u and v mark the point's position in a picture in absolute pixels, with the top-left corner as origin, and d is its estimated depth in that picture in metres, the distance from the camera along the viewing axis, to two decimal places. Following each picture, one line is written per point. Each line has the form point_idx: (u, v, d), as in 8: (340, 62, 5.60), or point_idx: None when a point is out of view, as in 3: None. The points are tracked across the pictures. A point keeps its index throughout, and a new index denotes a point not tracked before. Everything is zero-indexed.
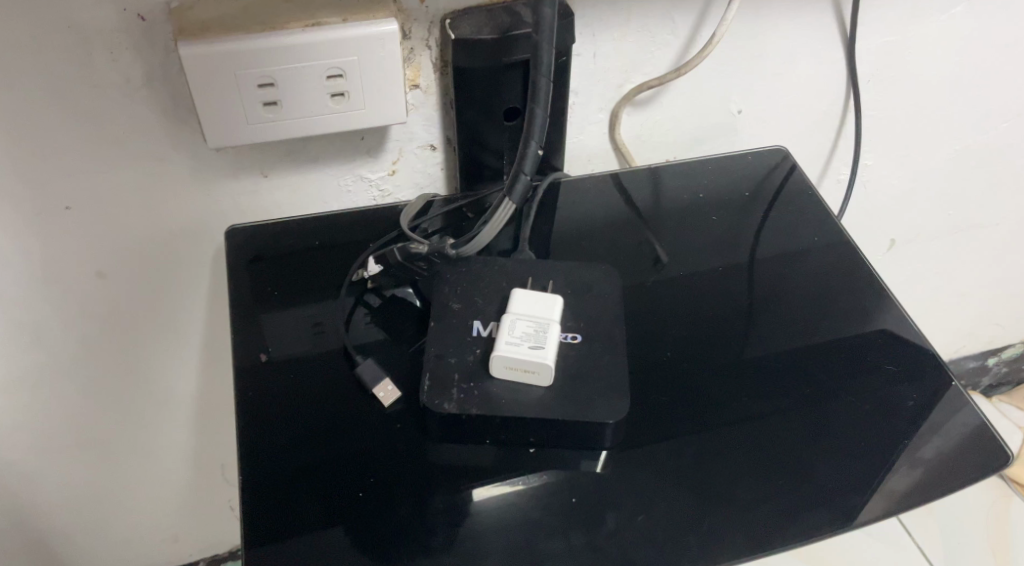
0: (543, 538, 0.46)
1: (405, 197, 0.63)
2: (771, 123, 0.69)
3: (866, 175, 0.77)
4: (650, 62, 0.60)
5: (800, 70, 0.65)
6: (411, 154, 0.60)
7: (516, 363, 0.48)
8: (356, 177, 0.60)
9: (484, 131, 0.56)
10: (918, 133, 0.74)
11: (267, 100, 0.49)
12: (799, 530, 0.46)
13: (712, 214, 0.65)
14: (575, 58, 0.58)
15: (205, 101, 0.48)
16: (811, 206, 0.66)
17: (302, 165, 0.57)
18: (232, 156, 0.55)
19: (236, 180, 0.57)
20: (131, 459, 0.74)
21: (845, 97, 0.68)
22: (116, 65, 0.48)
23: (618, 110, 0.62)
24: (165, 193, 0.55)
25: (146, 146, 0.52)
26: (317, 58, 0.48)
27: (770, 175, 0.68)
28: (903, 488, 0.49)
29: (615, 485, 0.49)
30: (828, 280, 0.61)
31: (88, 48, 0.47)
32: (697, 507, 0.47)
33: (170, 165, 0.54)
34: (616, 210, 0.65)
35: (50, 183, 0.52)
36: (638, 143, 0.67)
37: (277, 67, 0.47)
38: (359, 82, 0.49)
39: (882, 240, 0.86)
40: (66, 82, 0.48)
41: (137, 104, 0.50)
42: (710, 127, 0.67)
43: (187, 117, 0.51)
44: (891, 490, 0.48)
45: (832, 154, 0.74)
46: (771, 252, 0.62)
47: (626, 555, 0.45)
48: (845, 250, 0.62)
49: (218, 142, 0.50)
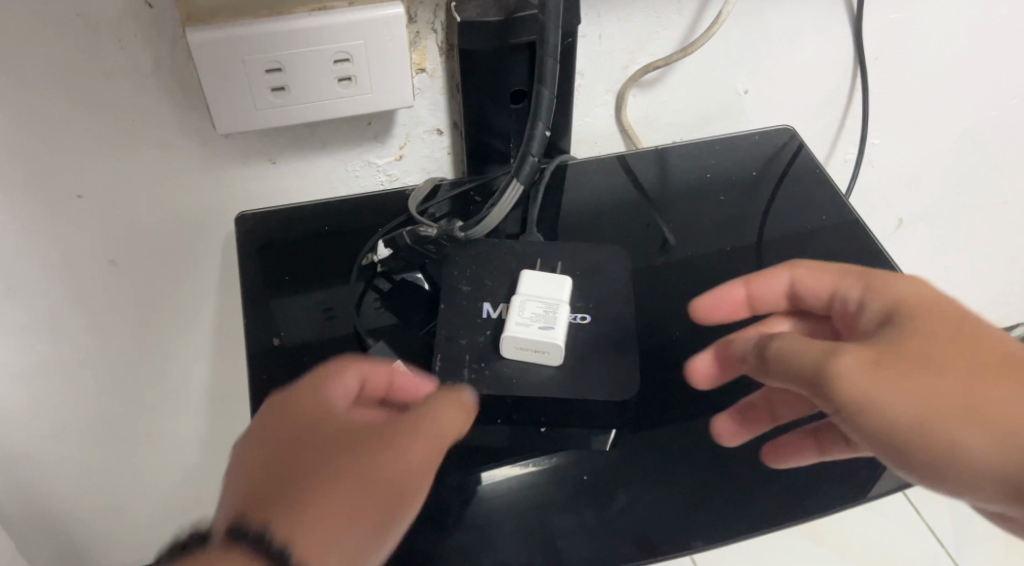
0: (556, 515, 0.47)
1: (412, 181, 0.63)
2: (779, 102, 0.69)
3: (874, 155, 0.77)
4: (656, 43, 0.60)
5: (807, 48, 0.65)
6: (418, 138, 0.60)
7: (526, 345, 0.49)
8: (364, 162, 0.60)
9: (491, 114, 0.56)
10: (927, 110, 0.73)
11: (275, 86, 0.49)
12: (807, 505, 0.47)
13: (719, 195, 0.65)
14: (580, 40, 0.58)
15: (214, 88, 0.48)
16: (819, 185, 0.66)
17: (310, 150, 0.58)
18: (241, 142, 0.55)
19: (245, 166, 0.57)
20: (149, 445, 0.75)
21: (852, 75, 0.68)
22: (124, 53, 0.48)
23: (624, 91, 0.62)
24: (175, 180, 0.56)
25: (156, 133, 0.53)
26: (324, 43, 0.48)
27: (777, 155, 0.68)
28: None
29: (627, 462, 0.49)
30: (836, 258, 0.60)
31: (97, 35, 0.47)
32: (707, 483, 0.48)
33: (180, 152, 0.54)
34: (623, 192, 0.65)
35: (61, 172, 0.52)
36: (645, 124, 0.67)
37: (285, 53, 0.47)
38: (366, 66, 0.49)
39: (891, 218, 0.86)
40: (76, 70, 0.48)
41: (147, 91, 0.50)
42: (718, 108, 0.67)
43: (195, 104, 0.52)
44: None
45: (839, 134, 0.73)
46: (779, 232, 0.62)
47: (637, 530, 0.46)
48: (852, 229, 0.62)
49: (227, 128, 0.50)
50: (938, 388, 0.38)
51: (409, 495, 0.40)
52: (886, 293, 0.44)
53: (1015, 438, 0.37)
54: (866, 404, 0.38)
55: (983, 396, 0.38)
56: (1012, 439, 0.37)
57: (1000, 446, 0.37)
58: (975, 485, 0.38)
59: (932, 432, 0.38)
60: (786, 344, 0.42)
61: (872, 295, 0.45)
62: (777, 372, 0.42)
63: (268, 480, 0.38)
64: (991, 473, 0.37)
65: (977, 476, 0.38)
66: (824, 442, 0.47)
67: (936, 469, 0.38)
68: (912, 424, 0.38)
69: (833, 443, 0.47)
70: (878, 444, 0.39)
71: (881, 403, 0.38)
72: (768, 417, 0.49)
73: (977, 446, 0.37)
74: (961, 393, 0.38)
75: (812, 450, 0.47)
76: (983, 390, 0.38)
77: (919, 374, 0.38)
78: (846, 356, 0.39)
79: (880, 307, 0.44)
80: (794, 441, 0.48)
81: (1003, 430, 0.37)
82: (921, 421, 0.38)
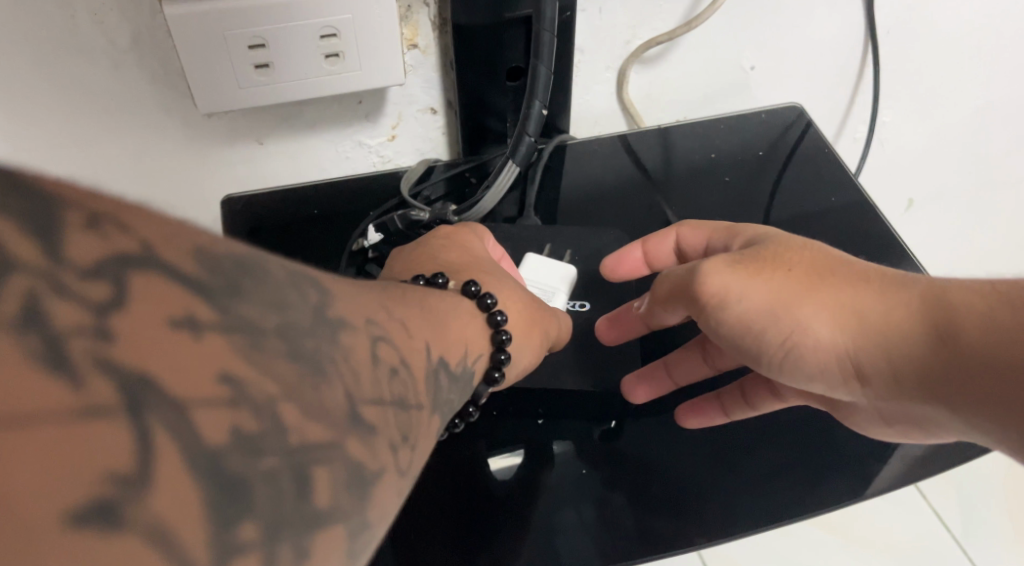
0: (555, 509, 0.45)
1: (405, 162, 0.61)
2: (786, 79, 0.66)
3: (883, 134, 0.74)
4: (659, 17, 0.57)
5: (817, 21, 0.62)
6: (411, 118, 0.57)
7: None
8: (355, 143, 0.58)
9: (486, 92, 0.54)
10: (939, 87, 0.71)
11: (259, 62, 0.46)
12: (816, 500, 0.46)
13: (725, 176, 0.63)
14: (579, 14, 0.55)
15: (194, 65, 0.45)
16: (827, 164, 0.64)
17: (299, 131, 0.55)
18: (227, 123, 0.53)
19: (232, 147, 0.55)
20: None
21: (863, 50, 0.65)
22: (100, 27, 0.46)
23: (626, 68, 0.60)
24: (158, 162, 0.54)
25: (136, 113, 0.50)
26: (309, 17, 0.45)
27: (785, 133, 0.65)
28: (920, 454, 0.48)
29: (628, 455, 0.47)
30: (845, 242, 0.58)
31: (70, 9, 0.44)
32: (710, 477, 0.47)
33: (163, 132, 0.52)
34: (625, 173, 0.63)
35: (40, 152, 0.51)
36: (647, 102, 0.64)
37: (268, 27, 0.45)
38: (354, 41, 0.47)
39: (899, 200, 0.83)
40: (52, 45, 0.46)
41: (125, 69, 0.48)
42: (723, 85, 0.65)
43: (177, 81, 0.49)
44: (909, 455, 0.48)
45: (848, 112, 0.71)
46: (785, 214, 0.60)
47: (639, 526, 0.45)
48: (862, 211, 0.60)
49: (209, 107, 0.48)
50: (790, 284, 0.41)
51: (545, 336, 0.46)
52: (745, 232, 0.46)
53: (860, 317, 0.39)
54: (723, 295, 0.42)
55: (828, 287, 0.40)
56: (855, 319, 0.39)
57: (844, 328, 0.39)
58: (825, 363, 0.41)
59: (785, 322, 0.41)
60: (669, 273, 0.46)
61: (731, 237, 0.47)
62: (664, 300, 0.46)
63: (444, 253, 0.46)
64: (837, 350, 0.40)
65: (827, 355, 0.40)
66: (726, 402, 0.48)
67: (790, 356, 0.42)
68: (764, 313, 0.41)
69: (734, 404, 0.48)
70: (790, 370, 0.42)
71: (736, 297, 0.42)
72: (665, 378, 0.49)
73: (823, 327, 0.40)
74: (810, 285, 0.41)
75: (714, 412, 0.48)
76: (829, 280, 0.40)
77: (771, 272, 0.41)
78: (707, 267, 0.43)
79: (740, 240, 0.46)
80: (698, 404, 0.48)
81: (849, 312, 0.39)
82: (769, 313, 0.41)
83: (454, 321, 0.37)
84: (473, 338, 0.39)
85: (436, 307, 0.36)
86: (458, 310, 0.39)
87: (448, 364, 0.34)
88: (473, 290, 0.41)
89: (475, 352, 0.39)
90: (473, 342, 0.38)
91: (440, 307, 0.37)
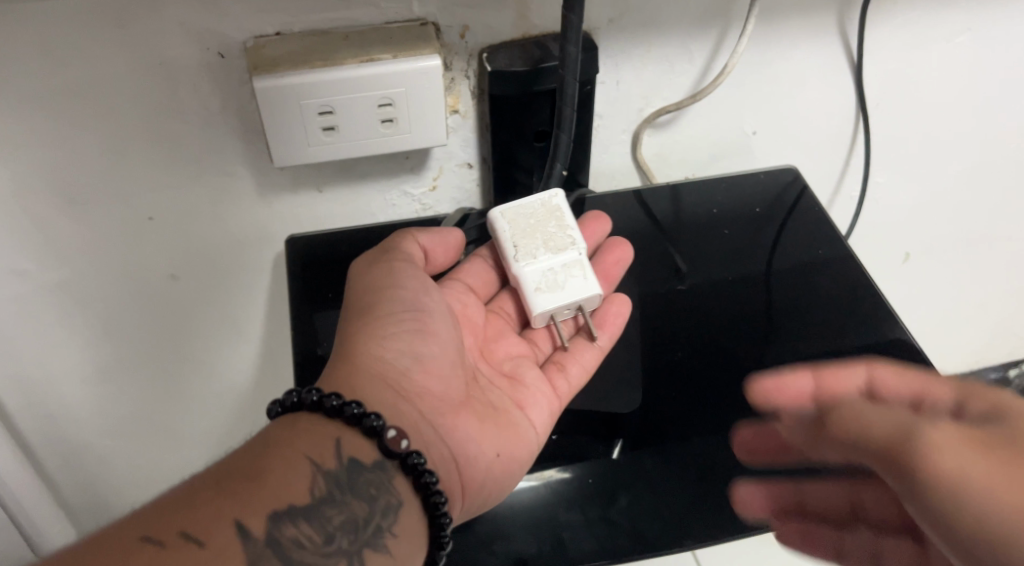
0: (564, 510, 0.55)
1: (443, 210, 0.69)
2: (786, 144, 0.74)
3: (879, 193, 0.81)
4: (668, 89, 0.66)
5: (812, 93, 0.70)
6: (450, 172, 0.66)
7: (518, 259, 0.57)
8: (401, 193, 0.67)
9: (517, 153, 0.62)
10: (928, 152, 0.78)
11: (327, 126, 0.56)
12: (792, 512, 0.53)
13: (725, 230, 0.71)
14: (599, 86, 0.64)
15: (274, 127, 0.55)
16: (821, 222, 0.71)
17: (354, 182, 0.64)
18: (295, 173, 0.62)
19: (297, 194, 0.64)
20: (193, 446, 0.80)
21: (855, 119, 0.73)
22: (198, 95, 0.55)
23: (639, 132, 0.68)
24: (232, 208, 0.63)
25: (219, 163, 0.59)
26: (369, 90, 0.54)
27: (784, 193, 0.73)
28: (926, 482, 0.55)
29: (628, 470, 0.56)
30: (839, 303, 0.65)
31: (175, 80, 0.54)
32: (698, 490, 0.55)
33: (240, 180, 0.61)
34: (639, 225, 0.71)
35: (136, 196, 0.59)
36: (659, 160, 0.72)
37: (336, 97, 0.54)
38: (406, 109, 0.56)
39: (897, 253, 0.89)
40: (156, 110, 0.55)
41: (215, 129, 0.57)
42: (729, 148, 0.73)
43: (256, 138, 0.59)
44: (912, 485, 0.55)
45: (844, 173, 0.78)
46: (786, 264, 0.68)
47: (635, 527, 0.54)
48: (847, 265, 0.68)
49: (283, 161, 0.57)
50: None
51: (392, 299, 0.55)
52: (983, 400, 0.46)
53: None
54: (958, 479, 0.41)
55: None
56: None
57: None
58: None
59: (1006, 515, 0.40)
60: (869, 425, 0.45)
61: (969, 397, 0.47)
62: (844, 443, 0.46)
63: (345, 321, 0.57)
64: None
65: None
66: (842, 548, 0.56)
67: (995, 552, 0.40)
68: (981, 487, 0.41)
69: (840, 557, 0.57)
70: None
71: (957, 468, 0.41)
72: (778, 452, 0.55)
73: None
74: (1016, 465, 0.41)
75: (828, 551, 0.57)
76: None
77: (983, 462, 0.41)
78: (931, 434, 0.42)
79: (986, 402, 0.46)
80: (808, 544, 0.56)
81: None
82: (988, 504, 0.40)
83: (291, 443, 0.46)
84: (322, 446, 0.47)
85: (278, 437, 0.47)
86: (290, 425, 0.48)
87: (318, 465, 0.46)
88: (294, 398, 0.49)
89: (337, 445, 0.48)
90: (320, 449, 0.47)
91: (270, 447, 0.46)
